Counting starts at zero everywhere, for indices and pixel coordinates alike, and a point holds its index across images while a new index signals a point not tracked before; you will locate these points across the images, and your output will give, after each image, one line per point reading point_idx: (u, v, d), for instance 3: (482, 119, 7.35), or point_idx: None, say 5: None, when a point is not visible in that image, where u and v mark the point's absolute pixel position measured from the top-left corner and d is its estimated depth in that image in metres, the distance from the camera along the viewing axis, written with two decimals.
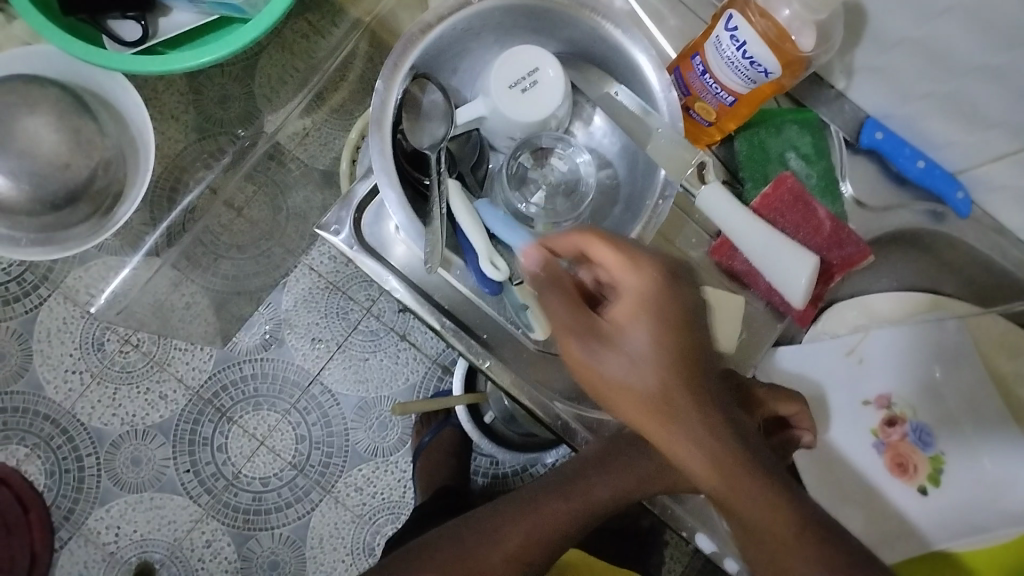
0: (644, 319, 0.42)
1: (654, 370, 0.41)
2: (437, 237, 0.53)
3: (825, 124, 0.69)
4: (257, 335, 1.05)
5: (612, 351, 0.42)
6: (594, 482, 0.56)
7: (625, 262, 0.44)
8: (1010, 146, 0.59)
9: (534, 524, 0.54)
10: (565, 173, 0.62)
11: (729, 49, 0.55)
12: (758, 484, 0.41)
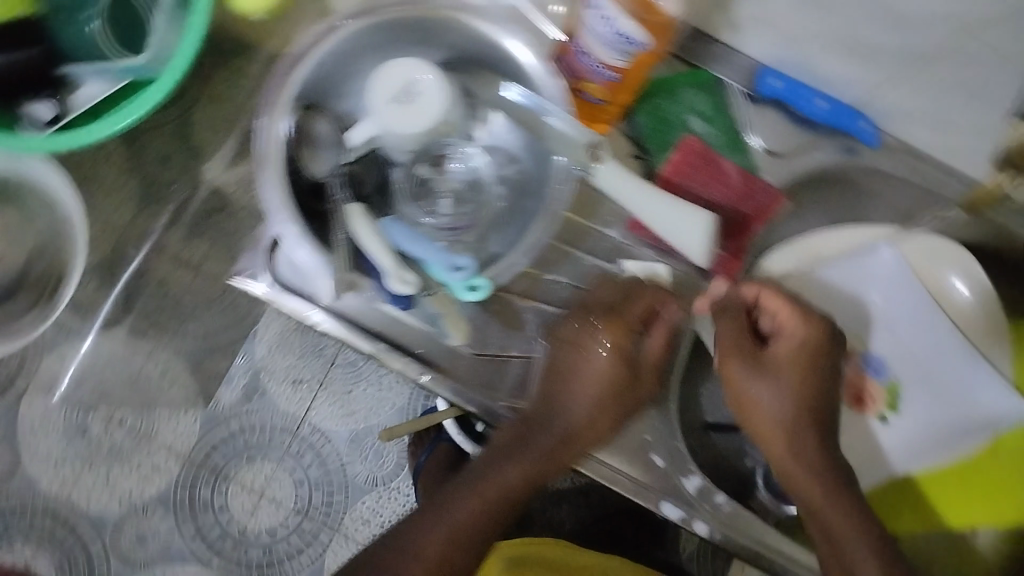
0: (798, 365, 0.62)
1: (795, 404, 0.63)
2: (341, 259, 0.55)
3: (719, 80, 0.68)
4: (237, 387, 0.95)
5: (764, 378, 0.63)
6: (499, 473, 0.61)
7: (797, 316, 0.63)
8: (898, 68, 0.60)
9: (450, 527, 0.60)
10: (464, 174, 0.62)
11: (601, 28, 0.55)
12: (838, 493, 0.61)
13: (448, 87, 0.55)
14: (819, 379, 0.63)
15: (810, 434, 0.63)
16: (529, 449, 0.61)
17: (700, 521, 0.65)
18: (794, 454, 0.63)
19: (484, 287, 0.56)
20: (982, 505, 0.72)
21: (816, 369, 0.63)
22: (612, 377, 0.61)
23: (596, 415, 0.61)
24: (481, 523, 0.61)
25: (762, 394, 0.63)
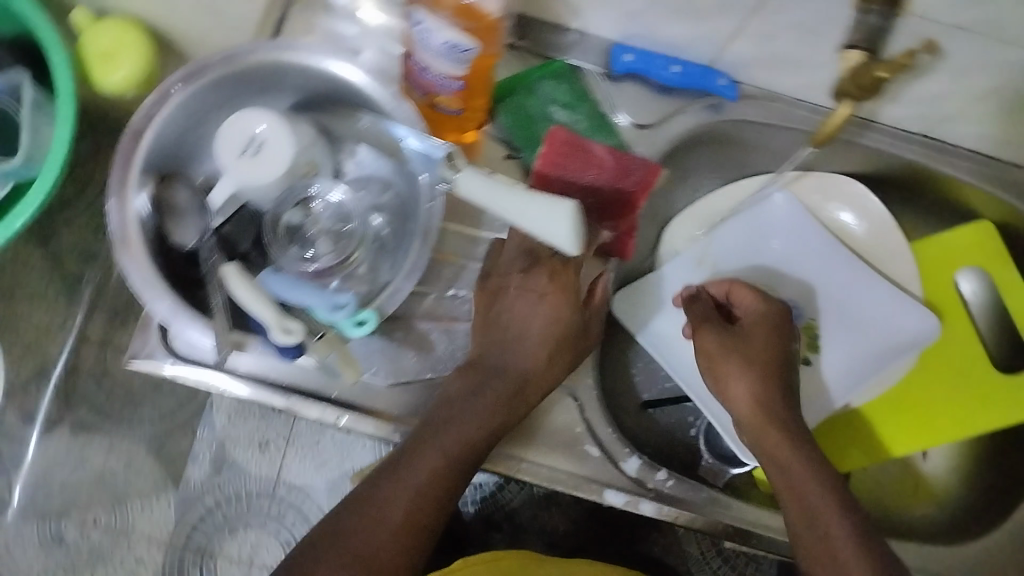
0: (765, 335, 0.66)
1: (769, 379, 0.65)
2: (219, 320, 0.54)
3: (576, 67, 0.69)
4: (205, 464, 0.94)
5: (736, 352, 0.66)
6: (463, 421, 0.59)
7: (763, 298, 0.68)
8: (734, 22, 0.61)
9: (410, 488, 0.56)
10: (332, 211, 0.61)
11: (428, 43, 0.54)
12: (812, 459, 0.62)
13: (291, 131, 0.55)
14: (786, 355, 0.66)
15: (778, 399, 0.65)
16: (488, 393, 0.60)
17: (647, 500, 0.66)
18: (763, 416, 0.64)
19: (370, 319, 0.56)
20: (920, 430, 0.74)
21: (781, 343, 0.66)
22: (563, 313, 0.63)
23: (544, 356, 0.62)
24: (442, 477, 0.57)
25: (733, 355, 0.66)
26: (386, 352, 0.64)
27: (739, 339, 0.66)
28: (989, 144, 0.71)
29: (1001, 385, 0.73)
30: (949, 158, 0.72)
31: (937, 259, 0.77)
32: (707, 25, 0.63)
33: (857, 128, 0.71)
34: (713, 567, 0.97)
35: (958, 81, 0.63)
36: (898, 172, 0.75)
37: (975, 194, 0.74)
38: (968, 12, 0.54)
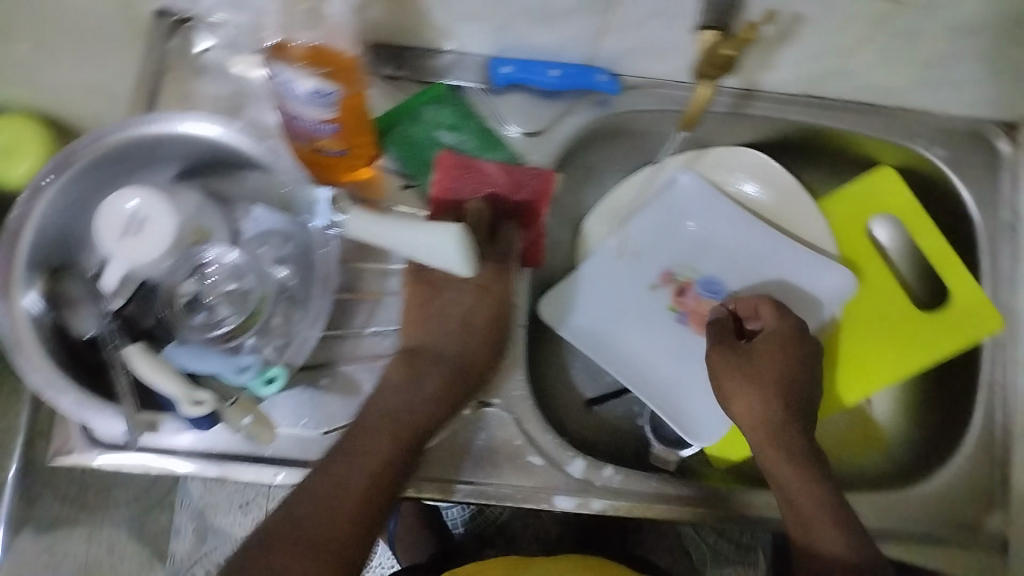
0: (777, 354, 0.67)
1: (775, 397, 0.65)
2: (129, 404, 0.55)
3: (458, 87, 0.70)
4: (188, 535, 0.98)
5: (748, 371, 0.67)
6: (414, 405, 0.60)
7: (781, 315, 0.69)
8: (595, 20, 0.62)
9: (358, 466, 0.56)
10: (227, 274, 0.61)
11: (289, 95, 0.53)
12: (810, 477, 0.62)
13: (167, 201, 0.55)
14: (801, 373, 0.67)
15: (780, 415, 0.65)
16: (431, 373, 0.62)
17: (596, 499, 0.66)
18: (767, 431, 0.64)
19: (279, 375, 0.57)
20: (857, 380, 0.74)
21: (796, 361, 0.67)
22: (494, 305, 0.65)
23: (476, 347, 0.64)
24: (393, 457, 0.57)
25: (748, 373, 0.66)
26: (313, 401, 0.64)
27: (754, 358, 0.67)
28: (870, 93, 0.72)
29: (927, 325, 0.74)
30: (837, 114, 0.74)
31: (848, 212, 0.78)
32: (570, 26, 0.64)
33: (743, 101, 0.73)
34: (710, 541, 0.98)
35: (820, 41, 0.64)
36: (794, 135, 0.76)
37: (872, 144, 0.75)
38: None
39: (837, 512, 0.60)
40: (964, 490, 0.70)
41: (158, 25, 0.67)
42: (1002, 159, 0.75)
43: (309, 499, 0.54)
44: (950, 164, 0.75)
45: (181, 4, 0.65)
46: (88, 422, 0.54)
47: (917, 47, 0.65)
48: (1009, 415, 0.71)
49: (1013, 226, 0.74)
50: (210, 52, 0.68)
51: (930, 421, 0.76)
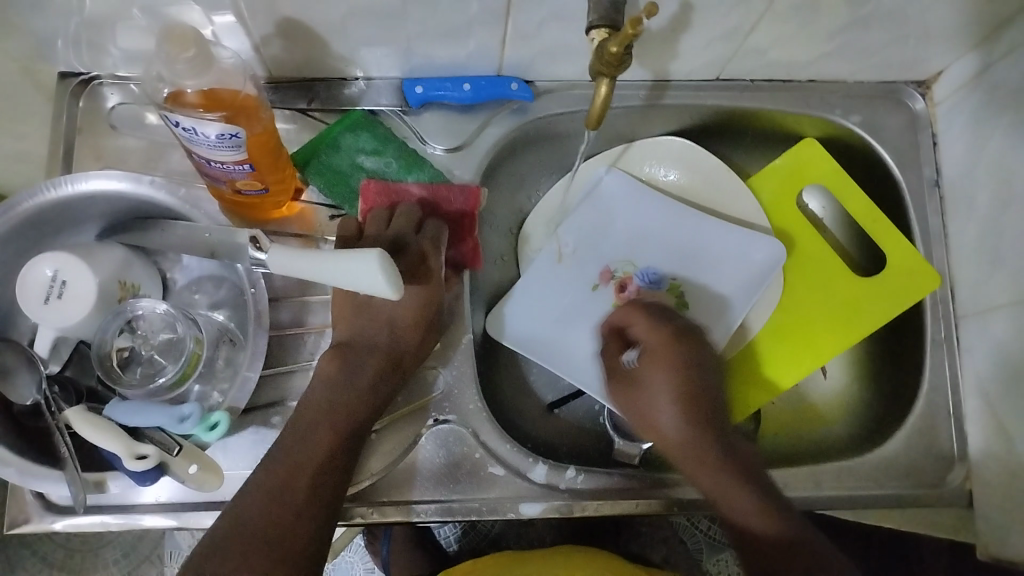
0: (661, 367, 0.64)
1: (673, 411, 0.63)
2: (70, 468, 0.55)
3: (373, 112, 0.71)
4: None
5: (639, 395, 0.65)
6: (347, 399, 0.59)
7: (653, 325, 0.66)
8: (493, 27, 0.63)
9: (300, 458, 0.55)
10: (159, 327, 0.59)
11: (196, 139, 0.54)
12: (726, 474, 0.60)
13: (89, 262, 0.55)
14: (694, 380, 0.64)
15: (684, 424, 0.62)
16: (362, 368, 0.60)
17: (559, 503, 0.66)
18: (684, 453, 0.62)
19: (222, 420, 0.56)
20: (805, 354, 0.75)
21: (684, 368, 0.64)
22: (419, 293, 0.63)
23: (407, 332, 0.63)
24: (336, 451, 0.57)
25: (646, 397, 0.64)
26: (267, 441, 0.63)
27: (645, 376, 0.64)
28: (779, 69, 0.73)
29: (867, 293, 0.75)
30: (750, 92, 0.75)
31: (779, 187, 0.79)
32: (471, 38, 0.64)
33: (656, 92, 0.74)
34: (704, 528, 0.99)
35: (716, 26, 0.65)
36: (712, 119, 0.78)
37: (789, 118, 0.77)
38: None
39: (762, 501, 0.59)
40: (923, 448, 0.70)
41: (63, 88, 0.67)
42: (915, 117, 0.76)
43: (254, 504, 0.53)
44: (866, 128, 0.76)
45: (82, 64, 0.66)
46: (31, 484, 0.55)
47: (812, 25, 0.66)
48: (959, 367, 0.72)
49: (935, 182, 0.75)
50: (121, 106, 0.69)
51: (882, 384, 0.77)
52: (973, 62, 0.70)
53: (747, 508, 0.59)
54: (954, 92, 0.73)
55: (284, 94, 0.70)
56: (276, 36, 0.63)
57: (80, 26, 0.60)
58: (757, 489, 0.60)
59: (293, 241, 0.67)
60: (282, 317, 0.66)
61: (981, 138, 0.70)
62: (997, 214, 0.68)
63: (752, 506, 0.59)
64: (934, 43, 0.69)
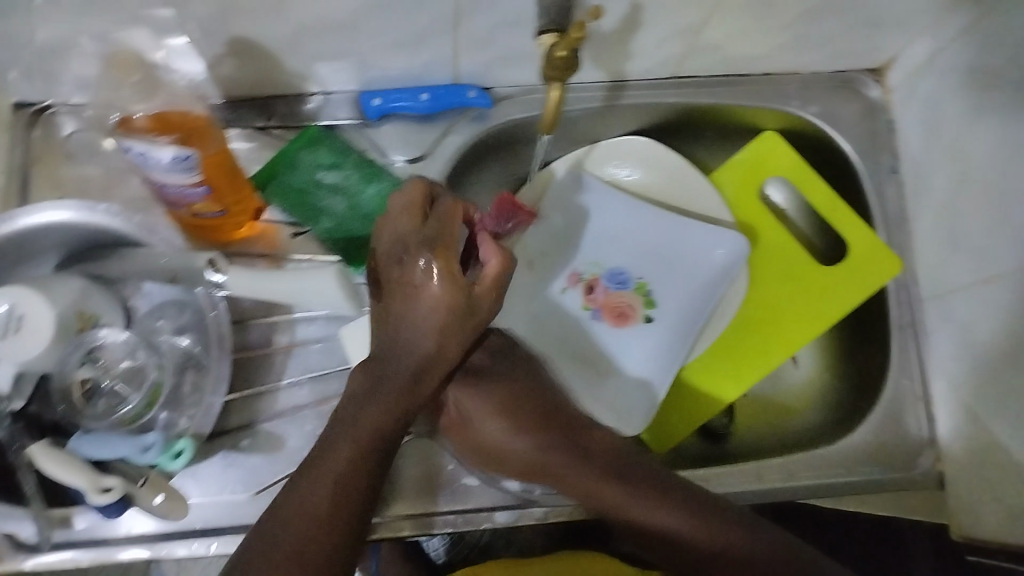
0: (499, 415, 0.65)
1: (518, 444, 0.64)
2: (38, 501, 0.57)
3: (331, 126, 0.70)
4: None
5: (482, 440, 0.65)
6: (364, 415, 0.50)
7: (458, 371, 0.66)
8: (445, 37, 0.63)
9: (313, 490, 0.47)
10: (120, 355, 0.59)
11: (150, 164, 0.53)
12: (598, 480, 0.60)
13: (47, 296, 0.54)
14: (522, 404, 0.65)
15: (535, 450, 0.64)
16: (386, 381, 0.51)
17: (536, 510, 0.65)
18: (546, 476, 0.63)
19: (186, 447, 0.56)
20: (776, 345, 0.75)
21: (523, 405, 0.65)
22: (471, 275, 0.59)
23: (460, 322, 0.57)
24: (355, 482, 0.48)
25: (498, 449, 0.64)
26: (238, 465, 0.62)
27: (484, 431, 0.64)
28: (734, 65, 0.73)
29: (832, 279, 0.76)
30: (709, 88, 0.75)
31: (740, 180, 0.80)
32: (424, 49, 0.64)
33: (614, 92, 0.74)
34: None
35: (667, 25, 0.65)
36: (672, 117, 0.78)
37: (748, 112, 0.77)
38: None
39: (641, 492, 0.59)
40: (895, 435, 0.70)
41: (17, 118, 0.67)
42: (872, 105, 0.77)
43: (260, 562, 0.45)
44: (824, 119, 0.77)
45: (36, 93, 0.65)
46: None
47: (764, 20, 0.66)
48: (927, 351, 0.72)
49: (894, 169, 0.76)
50: (76, 133, 0.68)
51: (853, 372, 0.78)
52: (926, 48, 0.71)
53: (635, 508, 0.58)
54: (909, 79, 0.74)
55: (240, 112, 0.69)
56: (228, 56, 0.63)
57: (31, 56, 0.60)
58: (643, 483, 0.59)
59: (257, 261, 0.66)
60: (249, 338, 0.66)
61: (936, 123, 0.70)
62: (955, 197, 0.68)
63: (635, 504, 0.58)
64: (885, 31, 0.70)
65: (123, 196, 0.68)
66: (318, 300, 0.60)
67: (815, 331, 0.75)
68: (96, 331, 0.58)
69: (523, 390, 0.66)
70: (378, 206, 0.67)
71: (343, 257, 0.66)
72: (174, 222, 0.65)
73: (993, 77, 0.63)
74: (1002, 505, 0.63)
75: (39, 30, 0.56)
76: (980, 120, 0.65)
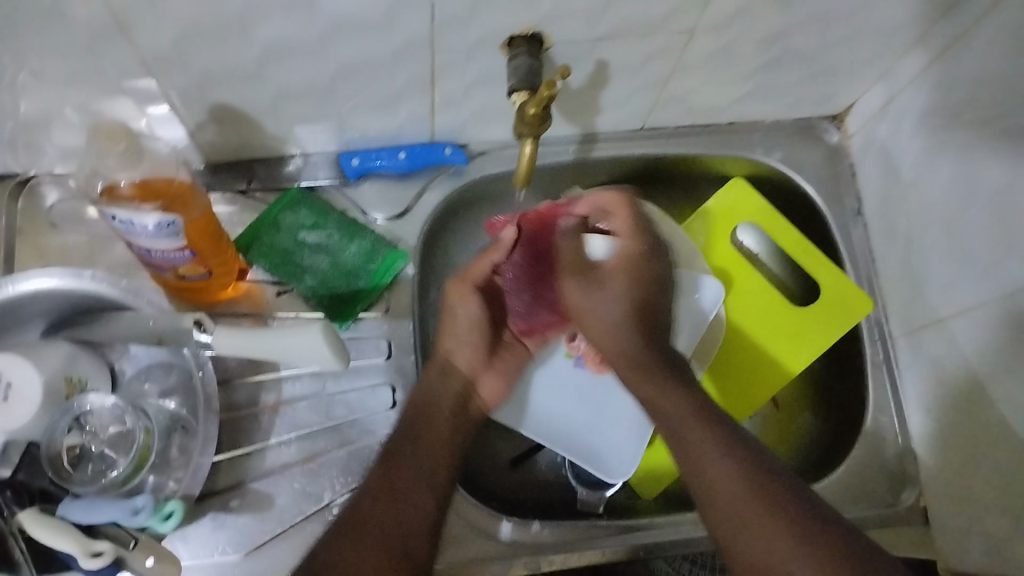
0: (624, 278, 0.68)
1: (616, 328, 0.68)
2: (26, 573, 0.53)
3: (311, 187, 0.72)
4: None
5: (592, 293, 0.69)
6: (412, 441, 0.59)
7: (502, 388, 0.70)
8: (420, 99, 0.65)
9: (383, 497, 0.55)
10: (111, 419, 0.59)
11: (135, 230, 0.55)
12: (681, 402, 0.61)
13: (33, 361, 0.56)
14: (644, 292, 0.68)
15: (636, 340, 0.67)
16: (427, 418, 0.61)
17: (528, 559, 0.66)
18: (624, 361, 0.67)
19: (177, 509, 0.55)
20: (757, 386, 0.77)
21: (647, 288, 0.68)
22: (473, 313, 0.67)
23: (484, 376, 0.68)
24: (414, 484, 0.56)
25: (588, 301, 0.69)
26: (227, 526, 0.62)
27: (591, 291, 0.69)
28: (700, 116, 0.76)
29: (806, 317, 0.77)
30: (676, 138, 0.78)
31: (714, 227, 0.81)
32: (400, 110, 0.67)
33: (585, 146, 0.76)
34: None
35: (633, 81, 0.68)
36: (644, 167, 0.80)
37: (715, 159, 0.80)
38: (599, 26, 0.59)
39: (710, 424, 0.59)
40: (878, 470, 0.71)
41: (1, 189, 0.68)
42: (833, 150, 0.80)
43: (345, 540, 0.52)
44: (788, 164, 0.79)
45: (21, 164, 0.67)
46: None
47: (723, 73, 0.69)
48: (900, 387, 0.73)
49: (860, 211, 0.78)
50: (60, 202, 0.70)
51: (834, 411, 0.79)
52: (880, 94, 0.74)
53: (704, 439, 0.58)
54: (866, 124, 0.77)
55: (222, 176, 0.71)
56: (209, 123, 0.65)
57: (12, 129, 0.62)
58: (714, 422, 0.59)
59: (241, 321, 0.68)
60: (236, 398, 0.66)
61: (895, 165, 0.73)
62: (918, 235, 0.71)
63: (705, 433, 0.58)
64: (843, 79, 0.73)
65: (108, 263, 0.69)
66: (303, 359, 0.58)
67: (794, 371, 0.76)
68: (86, 396, 0.58)
69: (656, 267, 0.69)
70: (362, 263, 0.69)
71: (329, 314, 0.68)
72: (158, 284, 0.66)
73: (944, 119, 0.66)
74: (983, 537, 0.64)
75: (23, 102, 0.58)
76: (936, 161, 0.68)
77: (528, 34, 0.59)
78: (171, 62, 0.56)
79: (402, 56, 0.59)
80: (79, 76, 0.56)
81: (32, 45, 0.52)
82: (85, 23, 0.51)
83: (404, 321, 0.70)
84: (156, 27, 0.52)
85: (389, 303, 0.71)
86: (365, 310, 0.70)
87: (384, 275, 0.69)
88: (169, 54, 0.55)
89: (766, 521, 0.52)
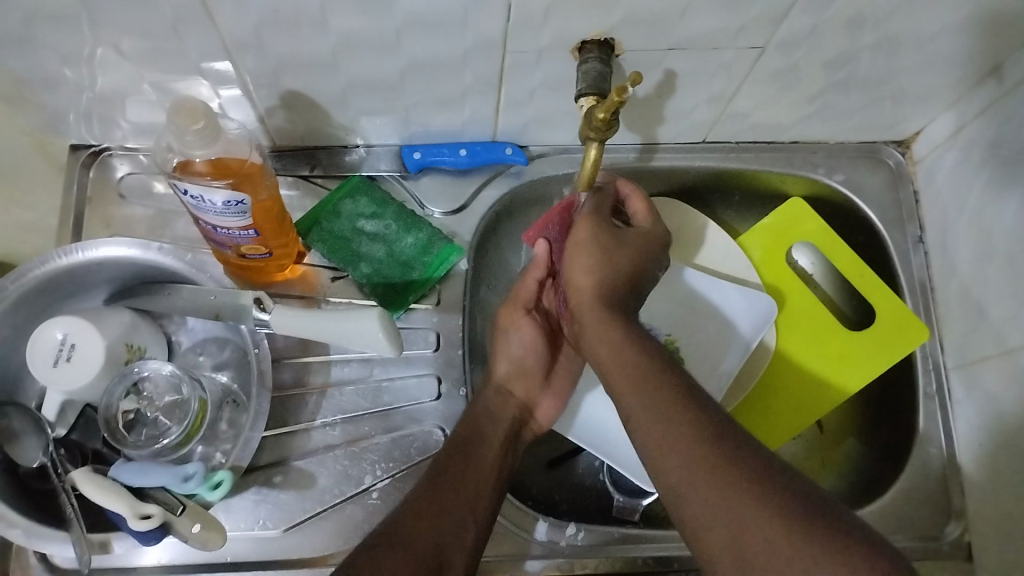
0: (631, 255, 0.61)
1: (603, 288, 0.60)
2: (76, 527, 0.55)
3: (372, 176, 0.73)
4: None
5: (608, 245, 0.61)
6: (473, 464, 0.59)
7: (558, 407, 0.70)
8: (486, 99, 0.66)
9: (432, 498, 0.55)
10: (165, 387, 0.61)
11: (203, 205, 0.56)
12: (646, 372, 0.54)
13: (98, 326, 0.58)
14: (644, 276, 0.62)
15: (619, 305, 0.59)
16: (484, 441, 0.61)
17: (561, 562, 0.66)
18: (594, 329, 0.59)
19: (225, 479, 0.57)
20: (803, 407, 0.76)
21: (646, 263, 0.62)
22: (527, 333, 0.68)
23: (540, 400, 0.68)
24: (468, 499, 0.56)
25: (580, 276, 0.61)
26: (269, 501, 0.63)
27: (595, 245, 0.61)
28: (763, 133, 0.76)
29: (855, 343, 0.76)
30: (737, 153, 0.78)
31: (768, 243, 0.81)
32: (466, 108, 0.68)
33: (646, 154, 0.77)
34: None
35: (699, 93, 0.68)
36: (701, 180, 0.80)
37: (774, 177, 0.80)
38: (672, 35, 0.59)
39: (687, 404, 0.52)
40: (921, 502, 0.71)
41: (74, 159, 0.71)
42: (896, 175, 0.79)
43: (390, 539, 0.51)
44: (848, 186, 0.79)
45: (94, 136, 0.69)
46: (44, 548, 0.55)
47: (790, 91, 0.69)
48: (950, 420, 0.73)
49: (919, 239, 0.78)
50: (129, 175, 0.72)
51: (878, 438, 0.78)
52: (947, 123, 0.73)
53: (676, 417, 0.51)
54: (930, 152, 0.77)
55: (287, 161, 0.73)
56: (279, 108, 0.66)
57: (91, 101, 0.64)
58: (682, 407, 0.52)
59: (295, 303, 0.69)
60: (284, 377, 0.67)
61: (959, 196, 0.72)
62: (978, 267, 0.70)
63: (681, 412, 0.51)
64: (910, 105, 0.72)
65: (170, 237, 0.71)
66: (355, 343, 0.59)
67: (840, 395, 0.76)
68: (142, 363, 0.60)
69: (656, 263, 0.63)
70: (416, 254, 0.69)
71: (382, 302, 0.69)
72: (221, 264, 0.68)
73: (1012, 153, 0.65)
74: None
75: (102, 76, 0.60)
76: (1001, 195, 0.67)
77: (599, 39, 0.59)
78: (249, 46, 0.57)
79: (472, 54, 0.60)
80: (162, 54, 0.58)
81: (121, 23, 0.54)
82: (171, 4, 0.52)
83: (454, 314, 0.71)
84: (239, 12, 0.53)
85: (441, 296, 0.72)
86: (416, 302, 0.71)
87: (438, 269, 0.70)
88: (248, 39, 0.56)
89: (754, 506, 0.45)
